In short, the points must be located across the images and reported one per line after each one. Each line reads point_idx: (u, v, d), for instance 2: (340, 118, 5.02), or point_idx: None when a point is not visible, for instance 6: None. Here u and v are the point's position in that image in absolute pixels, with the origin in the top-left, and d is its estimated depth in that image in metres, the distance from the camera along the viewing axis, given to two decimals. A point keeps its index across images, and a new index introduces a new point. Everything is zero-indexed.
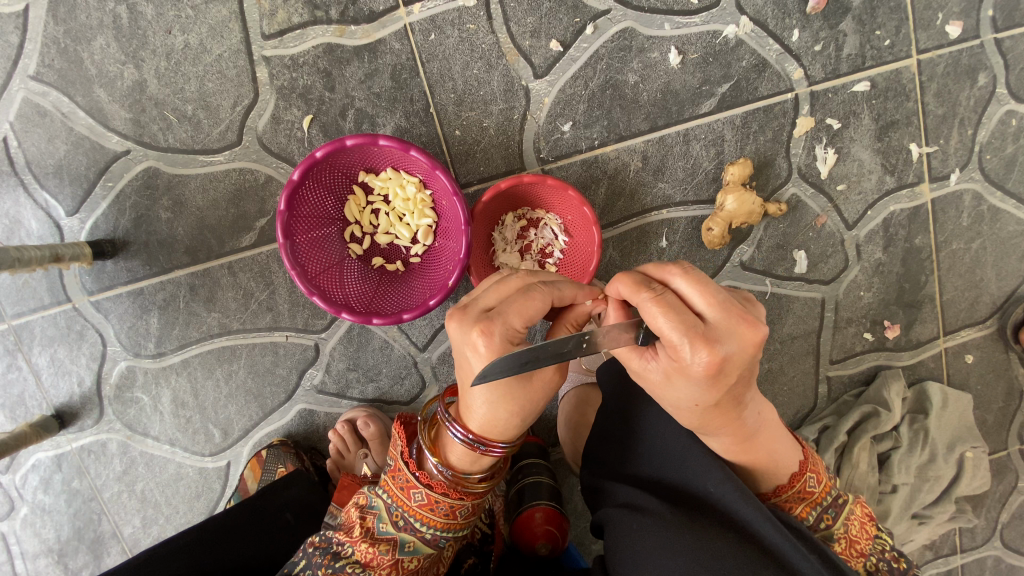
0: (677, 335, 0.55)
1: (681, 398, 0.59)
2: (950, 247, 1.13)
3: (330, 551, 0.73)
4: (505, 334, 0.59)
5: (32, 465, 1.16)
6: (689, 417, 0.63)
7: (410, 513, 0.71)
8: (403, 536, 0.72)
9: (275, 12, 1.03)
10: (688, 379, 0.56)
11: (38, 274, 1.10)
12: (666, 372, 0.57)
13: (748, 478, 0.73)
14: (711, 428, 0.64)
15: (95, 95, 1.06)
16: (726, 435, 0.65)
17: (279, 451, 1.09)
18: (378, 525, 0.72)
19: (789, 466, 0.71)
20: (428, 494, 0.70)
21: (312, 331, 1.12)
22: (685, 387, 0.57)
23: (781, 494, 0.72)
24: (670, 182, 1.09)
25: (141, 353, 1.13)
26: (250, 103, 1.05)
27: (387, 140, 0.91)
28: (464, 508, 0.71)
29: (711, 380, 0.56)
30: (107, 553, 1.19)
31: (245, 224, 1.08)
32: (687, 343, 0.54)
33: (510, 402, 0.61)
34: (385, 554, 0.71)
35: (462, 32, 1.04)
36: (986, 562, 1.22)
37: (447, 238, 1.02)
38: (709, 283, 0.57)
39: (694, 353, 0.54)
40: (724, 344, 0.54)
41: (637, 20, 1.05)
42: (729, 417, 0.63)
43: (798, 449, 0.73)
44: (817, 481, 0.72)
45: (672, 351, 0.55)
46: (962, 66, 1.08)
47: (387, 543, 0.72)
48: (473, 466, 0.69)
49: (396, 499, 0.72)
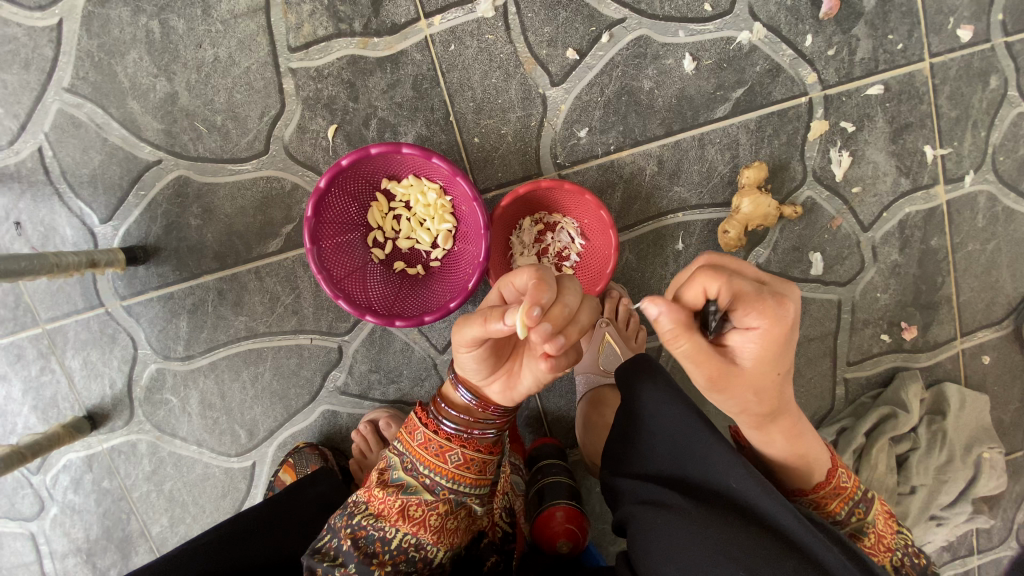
0: (759, 302, 0.59)
1: (768, 372, 0.62)
2: (966, 248, 1.13)
3: (347, 513, 0.80)
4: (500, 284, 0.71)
5: (64, 465, 1.20)
6: (769, 402, 0.64)
7: (415, 456, 0.82)
8: (408, 478, 0.81)
9: (301, 25, 1.07)
10: (778, 338, 0.61)
11: (73, 280, 1.14)
12: (757, 345, 0.60)
13: (785, 474, 0.73)
14: (775, 415, 0.67)
15: (129, 106, 1.10)
16: (784, 424, 0.68)
17: (306, 452, 1.12)
18: (391, 474, 0.82)
19: (824, 462, 0.72)
20: (426, 433, 0.82)
21: (336, 333, 1.15)
22: (773, 356, 0.61)
23: (818, 490, 0.73)
24: (685, 186, 1.10)
25: (171, 356, 1.16)
26: (277, 114, 1.09)
27: (410, 148, 0.95)
28: (456, 454, 0.80)
29: (786, 340, 0.61)
30: (135, 552, 1.22)
31: (272, 231, 1.11)
32: (766, 310, 0.59)
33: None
34: (391, 495, 0.80)
35: (481, 42, 1.07)
36: (1005, 563, 1.21)
37: (467, 242, 1.04)
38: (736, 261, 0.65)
39: (778, 311, 0.59)
40: (790, 300, 0.61)
41: (652, 28, 1.07)
42: (785, 398, 0.67)
43: (828, 446, 0.75)
44: (848, 476, 0.74)
45: (754, 321, 0.60)
46: (975, 69, 1.09)
47: (395, 487, 0.81)
48: (459, 409, 0.80)
49: (405, 445, 0.83)
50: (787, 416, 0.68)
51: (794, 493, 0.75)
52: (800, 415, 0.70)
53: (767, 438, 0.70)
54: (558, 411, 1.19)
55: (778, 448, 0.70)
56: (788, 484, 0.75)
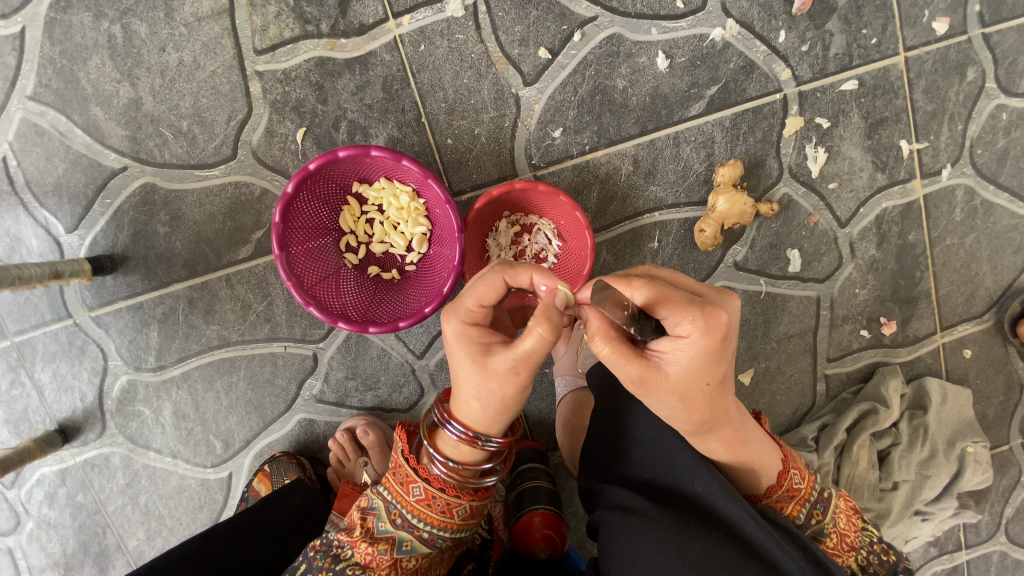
0: (688, 308, 0.56)
1: (697, 381, 0.59)
2: (944, 242, 1.13)
3: (330, 553, 0.73)
4: (458, 316, 0.64)
5: (37, 480, 1.17)
6: (699, 410, 0.62)
7: (408, 509, 0.71)
8: (401, 533, 0.71)
9: (267, 28, 1.05)
10: (711, 348, 0.57)
11: (40, 291, 1.11)
12: (689, 354, 0.57)
13: (739, 481, 0.73)
14: (711, 425, 0.65)
15: (92, 113, 1.07)
16: (723, 434, 0.67)
17: (283, 462, 1.10)
18: (378, 524, 0.72)
19: (774, 468, 0.72)
20: (426, 488, 0.70)
21: (310, 340, 1.13)
22: (704, 367, 0.58)
23: (771, 495, 0.72)
24: (661, 185, 1.09)
25: (142, 367, 1.14)
26: (244, 118, 1.06)
27: (379, 150, 0.93)
28: (462, 508, 0.71)
29: (722, 351, 0.58)
30: (113, 566, 1.20)
31: (242, 237, 1.09)
32: (696, 316, 0.56)
33: (464, 381, 0.64)
34: (384, 553, 0.71)
35: (451, 42, 1.05)
36: (991, 557, 1.21)
37: (441, 245, 1.03)
38: (678, 274, 0.65)
39: (710, 323, 0.56)
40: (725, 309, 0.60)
41: (624, 25, 1.06)
42: (721, 406, 0.64)
43: (779, 447, 0.74)
44: (801, 477, 0.73)
45: (686, 329, 0.56)
46: (951, 62, 1.09)
47: (386, 542, 0.72)
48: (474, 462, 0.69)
49: (396, 495, 0.72)
50: (726, 427, 0.66)
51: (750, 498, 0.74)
52: (740, 423, 0.68)
53: (706, 446, 0.68)
54: (539, 414, 1.17)
55: (718, 454, 0.68)
56: (742, 490, 0.74)
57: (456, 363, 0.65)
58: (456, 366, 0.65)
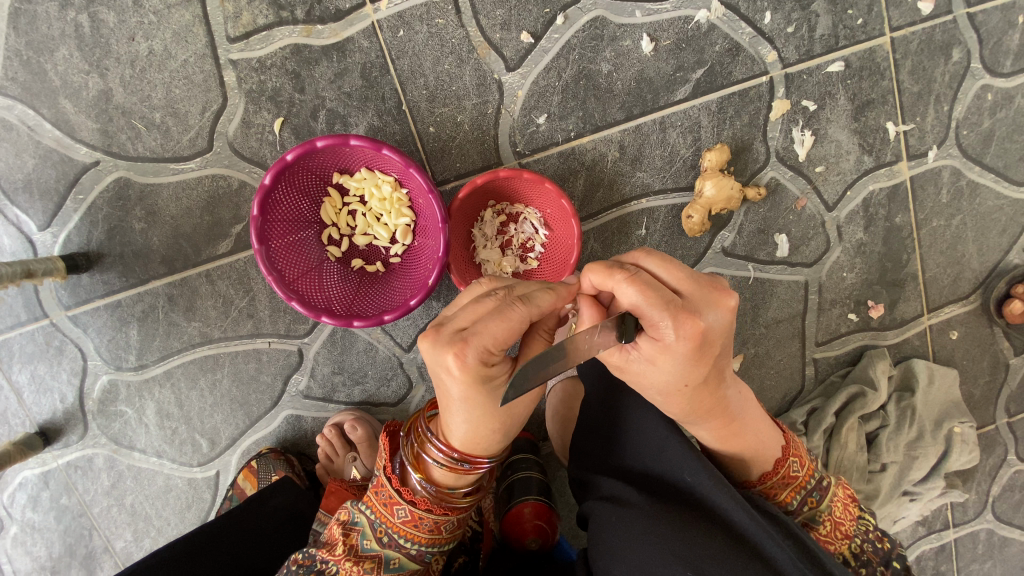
0: (661, 314, 0.55)
1: (671, 381, 0.60)
2: (931, 224, 1.13)
3: (313, 569, 0.71)
4: (479, 355, 0.55)
5: (19, 483, 1.15)
6: (678, 403, 0.64)
7: (394, 529, 0.70)
8: (388, 552, 0.71)
9: (240, 14, 1.01)
10: (674, 357, 0.58)
11: (13, 291, 1.08)
12: (661, 356, 0.58)
13: (732, 465, 0.74)
14: (697, 415, 0.66)
15: (61, 106, 1.04)
16: (715, 424, 0.68)
17: (269, 458, 1.08)
18: (362, 542, 0.71)
19: (768, 453, 0.71)
20: (412, 511, 0.69)
21: (295, 336, 1.11)
22: (675, 369, 0.59)
23: (765, 481, 0.73)
24: (647, 171, 1.08)
25: (123, 366, 1.12)
26: (219, 108, 1.04)
27: (359, 140, 0.90)
28: (450, 523, 0.70)
29: (698, 354, 0.58)
30: (100, 568, 1.18)
31: (221, 232, 1.07)
32: (674, 320, 0.55)
33: (493, 419, 0.60)
34: (370, 572, 0.70)
35: (431, 27, 1.03)
36: (979, 535, 1.23)
37: (426, 236, 1.00)
38: (674, 260, 0.61)
39: (680, 329, 0.56)
40: (707, 316, 0.57)
41: (608, 8, 1.04)
42: (707, 403, 0.65)
43: (779, 434, 0.73)
44: (800, 465, 0.72)
45: (661, 333, 0.56)
46: (936, 42, 1.08)
47: (372, 561, 0.71)
48: (465, 483, 0.68)
49: (380, 515, 0.71)
50: (719, 418, 0.67)
51: (744, 483, 0.75)
52: (737, 415, 0.68)
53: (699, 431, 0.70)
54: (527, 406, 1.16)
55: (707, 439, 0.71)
56: (735, 474, 0.75)
57: (480, 405, 0.58)
58: (478, 407, 0.59)
